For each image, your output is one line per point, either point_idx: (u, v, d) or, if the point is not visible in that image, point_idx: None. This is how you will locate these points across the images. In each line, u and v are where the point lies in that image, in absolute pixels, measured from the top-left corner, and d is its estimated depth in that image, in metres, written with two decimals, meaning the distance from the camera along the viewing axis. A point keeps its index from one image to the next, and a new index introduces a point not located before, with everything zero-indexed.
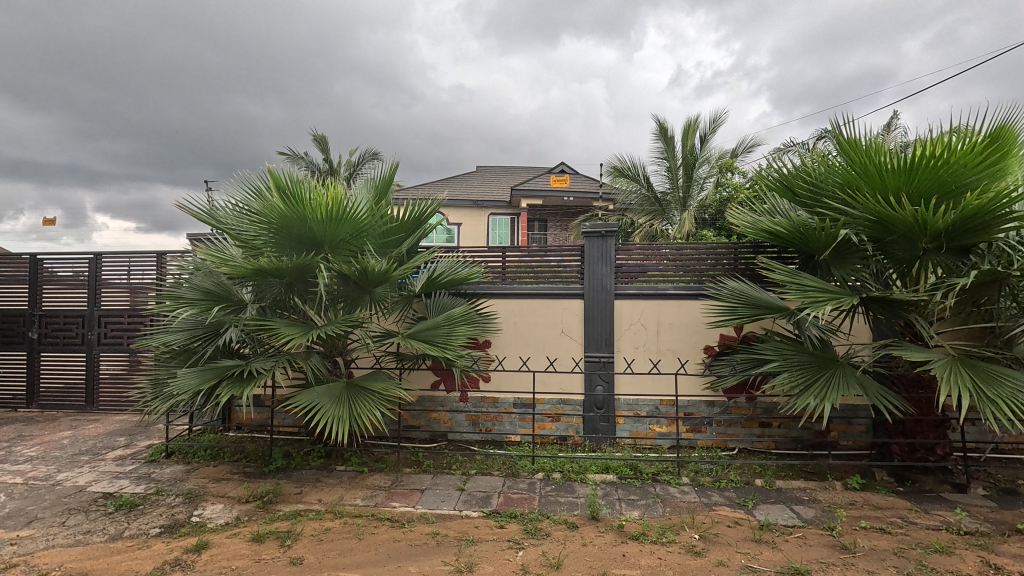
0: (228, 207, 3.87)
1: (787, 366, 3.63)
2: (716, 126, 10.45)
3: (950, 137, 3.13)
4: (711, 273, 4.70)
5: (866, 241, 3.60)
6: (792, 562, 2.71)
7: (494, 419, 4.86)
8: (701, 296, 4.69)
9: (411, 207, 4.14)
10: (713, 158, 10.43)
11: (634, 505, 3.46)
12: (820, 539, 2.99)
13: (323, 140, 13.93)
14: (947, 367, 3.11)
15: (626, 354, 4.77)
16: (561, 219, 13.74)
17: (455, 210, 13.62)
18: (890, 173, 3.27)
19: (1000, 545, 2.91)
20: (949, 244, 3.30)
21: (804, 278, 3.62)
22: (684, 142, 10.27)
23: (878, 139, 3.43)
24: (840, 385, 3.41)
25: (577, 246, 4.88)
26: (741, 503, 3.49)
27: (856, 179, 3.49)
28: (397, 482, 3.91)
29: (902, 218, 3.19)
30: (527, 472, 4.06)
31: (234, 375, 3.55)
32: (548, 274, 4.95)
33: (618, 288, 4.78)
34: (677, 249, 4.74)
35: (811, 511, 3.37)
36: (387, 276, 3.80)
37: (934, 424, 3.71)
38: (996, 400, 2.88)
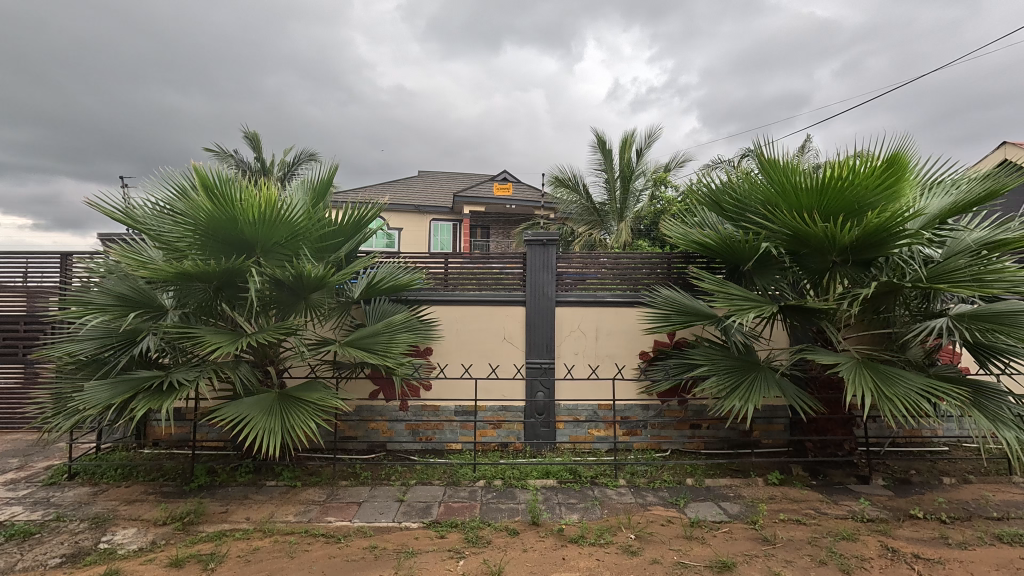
0: (148, 206, 3.61)
1: (715, 370, 3.86)
2: (652, 141, 10.99)
3: (855, 161, 3.47)
4: (646, 282, 4.91)
5: (784, 254, 3.91)
6: (719, 556, 2.86)
7: (434, 428, 4.80)
8: (636, 304, 4.88)
9: (349, 211, 4.03)
10: (650, 171, 11.01)
11: (573, 508, 3.53)
12: (744, 533, 3.18)
13: (255, 137, 13.22)
14: (852, 369, 3.43)
15: (566, 361, 4.87)
16: (503, 226, 13.88)
17: (396, 214, 13.35)
18: (804, 192, 3.57)
19: (896, 529, 3.22)
20: (854, 258, 3.65)
21: (730, 287, 3.87)
22: (621, 155, 10.71)
23: (794, 160, 3.74)
24: (761, 387, 3.67)
25: (519, 253, 4.94)
26: (673, 502, 3.64)
27: (775, 196, 3.78)
28: (333, 496, 3.76)
29: (815, 233, 3.49)
30: (468, 480, 4.03)
31: (152, 388, 3.29)
32: (490, 281, 4.97)
33: (558, 295, 4.89)
34: (615, 258, 4.92)
35: (736, 506, 3.58)
36: (325, 282, 3.67)
37: (842, 422, 4.06)
38: (893, 398, 3.20)
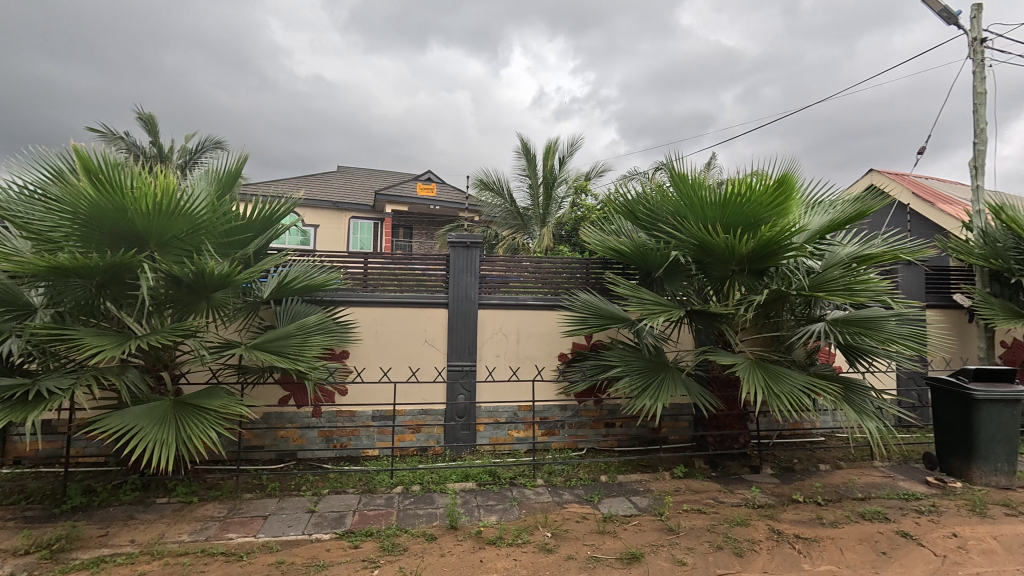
0: (14, 191, 3.16)
1: (628, 371, 4.06)
2: (573, 150, 11.38)
3: (751, 179, 3.83)
4: (566, 286, 5.06)
5: (690, 262, 4.21)
6: (629, 548, 3.01)
7: (350, 434, 4.61)
8: (556, 307, 5.02)
9: (260, 205, 3.78)
10: (572, 178, 11.42)
11: (491, 510, 3.55)
12: (652, 524, 3.37)
13: (151, 119, 12.00)
14: (747, 369, 3.77)
15: (487, 363, 4.89)
16: (426, 227, 13.68)
17: (312, 210, 12.70)
18: (708, 206, 3.89)
19: (781, 513, 3.57)
20: (750, 268, 4.02)
21: (643, 293, 4.10)
22: (544, 162, 10.98)
23: (700, 175, 4.05)
24: (669, 386, 3.92)
25: (442, 255, 4.90)
26: (588, 499, 3.78)
27: (683, 209, 4.08)
28: (235, 511, 3.49)
29: (717, 244, 3.80)
30: (385, 487, 3.92)
31: (15, 398, 2.87)
32: (412, 283, 4.88)
33: (481, 298, 4.90)
34: (537, 262, 5.03)
35: (645, 500, 3.78)
36: (230, 280, 3.40)
37: (738, 417, 4.44)
38: (780, 395, 3.55)
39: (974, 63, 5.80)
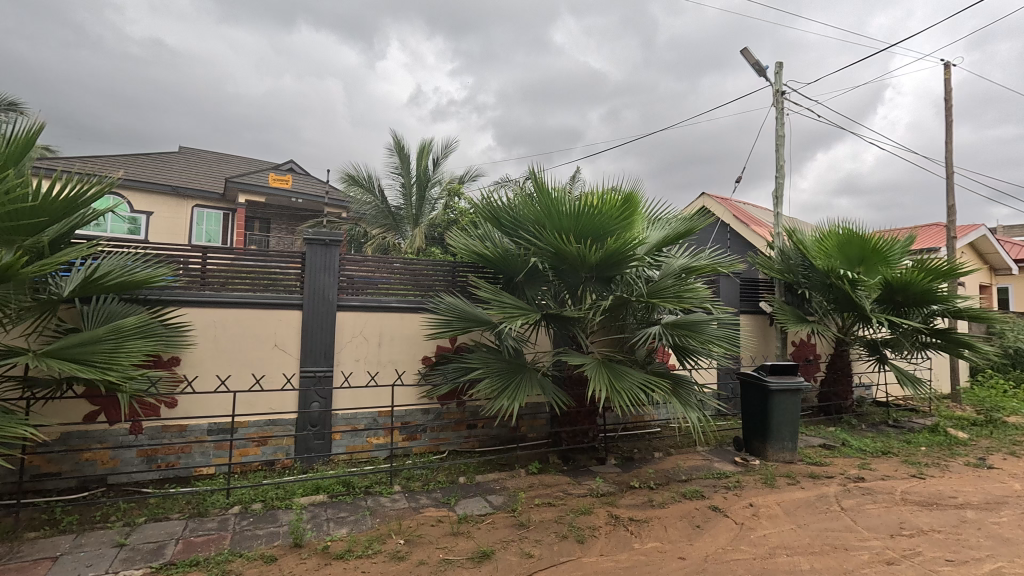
0: None
1: (489, 373, 4.17)
2: (448, 153, 11.39)
3: (602, 195, 4.20)
4: (433, 288, 5.04)
5: (548, 268, 4.48)
6: (480, 547, 3.08)
7: (179, 452, 4.07)
8: (421, 310, 4.97)
9: (60, 184, 3.13)
10: (446, 181, 11.44)
11: (342, 522, 3.39)
12: (504, 521, 3.49)
13: None
14: (594, 368, 4.11)
15: (345, 368, 4.66)
16: (287, 221, 12.64)
17: (144, 194, 11.00)
18: (564, 216, 4.18)
19: (619, 499, 3.94)
20: (599, 275, 4.39)
21: (504, 296, 4.25)
22: (418, 162, 10.84)
23: (558, 188, 4.35)
24: (526, 387, 4.10)
25: (298, 252, 4.57)
26: (444, 502, 3.79)
27: (542, 218, 4.33)
28: (12, 554, 2.86)
29: (571, 252, 4.10)
30: (219, 508, 3.52)
31: None
32: (263, 282, 4.46)
33: (340, 300, 4.66)
34: (407, 263, 4.94)
35: (500, 497, 3.90)
36: (12, 274, 2.76)
37: (587, 413, 4.80)
38: (620, 391, 3.92)
39: (777, 111, 7.03)
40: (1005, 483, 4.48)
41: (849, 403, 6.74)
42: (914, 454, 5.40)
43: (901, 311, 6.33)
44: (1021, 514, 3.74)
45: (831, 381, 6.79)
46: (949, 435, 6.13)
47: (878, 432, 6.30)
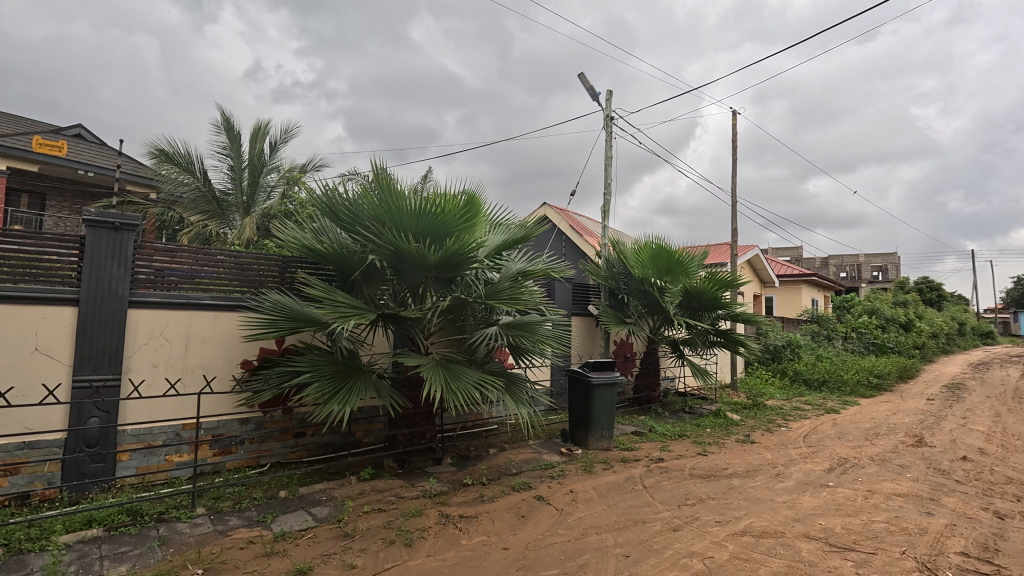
0: None
1: (318, 376, 3.88)
2: (287, 138, 10.45)
3: (444, 196, 4.27)
4: (260, 283, 4.54)
5: (387, 267, 4.36)
6: (297, 564, 2.85)
7: None
8: (240, 308, 4.45)
9: None
10: (283, 167, 10.47)
11: (122, 558, 2.86)
12: (328, 533, 3.28)
13: None
14: (431, 369, 4.10)
15: (137, 375, 3.95)
16: (70, 198, 10.36)
17: None
18: (405, 214, 4.14)
19: (452, 498, 3.99)
20: (439, 276, 4.43)
21: (337, 295, 4.02)
22: (251, 145, 9.77)
23: (400, 185, 4.29)
24: (360, 390, 3.92)
25: (75, 236, 3.75)
26: (259, 520, 3.43)
27: (382, 214, 4.22)
28: None
29: (411, 251, 4.06)
30: None
31: None
32: (22, 270, 3.56)
33: (133, 295, 3.93)
34: (233, 256, 4.39)
35: (325, 509, 3.67)
36: None
37: (425, 414, 4.78)
38: (456, 391, 3.98)
39: (606, 134, 7.83)
40: (761, 454, 5.59)
41: (657, 394, 7.77)
42: (701, 435, 6.43)
43: (696, 314, 7.50)
44: (768, 478, 4.69)
45: (643, 375, 7.76)
46: (726, 417, 7.44)
47: (677, 418, 7.38)
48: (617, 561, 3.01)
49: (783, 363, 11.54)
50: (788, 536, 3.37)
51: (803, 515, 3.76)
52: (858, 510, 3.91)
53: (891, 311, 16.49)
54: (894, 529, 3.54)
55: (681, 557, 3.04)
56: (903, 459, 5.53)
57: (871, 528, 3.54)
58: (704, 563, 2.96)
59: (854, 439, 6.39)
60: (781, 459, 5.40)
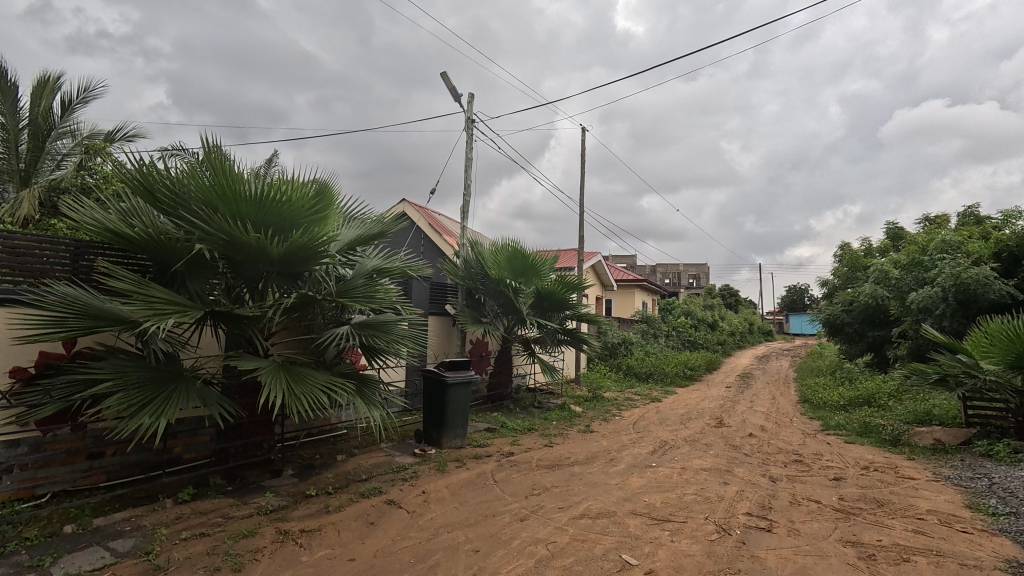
0: None
1: (123, 385, 3.26)
2: (88, 97, 8.65)
3: (290, 185, 3.92)
4: (45, 272, 3.66)
5: (218, 258, 3.85)
6: None
7: None
8: (10, 303, 3.54)
9: None
10: (80, 134, 8.63)
11: None
12: (132, 570, 2.78)
13: None
14: (269, 372, 3.72)
15: None
16: None
17: None
18: (243, 201, 3.71)
19: (292, 512, 3.67)
20: (283, 270, 4.06)
21: (152, 289, 3.43)
22: (33, 101, 7.91)
23: (238, 168, 3.84)
24: (180, 399, 3.40)
25: None
26: (32, 565, 2.77)
27: (214, 199, 3.72)
28: None
29: (249, 242, 3.65)
30: None
31: None
32: None
33: None
34: (5, 237, 3.50)
35: (129, 541, 3.10)
36: None
37: (263, 423, 4.33)
38: (299, 396, 3.67)
39: (467, 136, 7.93)
40: (598, 442, 6.15)
41: (509, 391, 8.09)
42: (548, 428, 6.85)
43: (546, 315, 7.98)
44: (604, 463, 5.18)
45: (497, 373, 8.03)
46: (571, 410, 8.04)
47: (527, 413, 7.76)
48: (467, 557, 3.05)
49: (619, 359, 12.87)
50: (619, 514, 3.75)
51: (631, 494, 4.22)
52: (674, 485, 4.52)
53: (702, 313, 19.42)
54: (700, 498, 4.16)
55: (527, 545, 3.19)
56: (707, 438, 6.53)
57: (684, 500, 4.12)
58: (547, 548, 3.15)
59: (672, 424, 7.38)
60: (615, 445, 6.00)
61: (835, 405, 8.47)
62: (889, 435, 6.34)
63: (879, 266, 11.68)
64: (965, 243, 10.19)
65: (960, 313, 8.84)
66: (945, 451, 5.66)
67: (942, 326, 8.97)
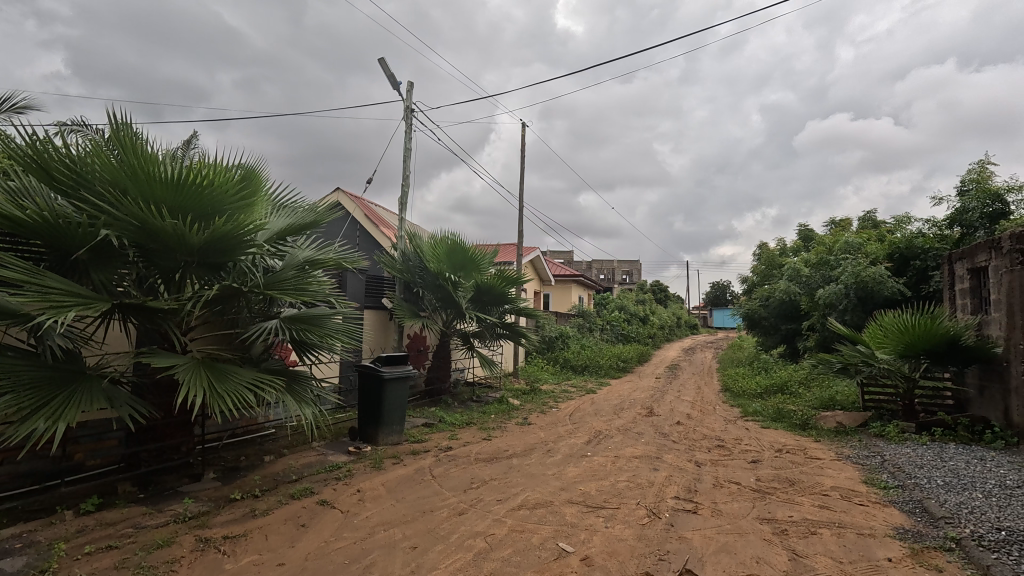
0: None
1: (14, 384, 2.90)
2: None
3: (211, 168, 3.65)
4: None
5: (128, 246, 3.51)
6: None
7: None
8: None
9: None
10: None
11: None
12: None
13: None
14: (188, 370, 3.44)
15: None
16: None
17: None
18: (158, 184, 3.41)
19: (213, 518, 3.44)
20: (203, 260, 3.77)
21: (49, 279, 3.07)
22: None
23: (151, 148, 3.52)
24: (83, 400, 3.08)
25: None
26: None
27: (123, 181, 3.39)
28: None
29: (163, 228, 3.35)
30: None
31: None
32: None
33: None
34: None
35: (19, 559, 2.77)
36: None
37: (180, 425, 4.02)
38: (223, 394, 3.44)
39: (406, 126, 7.74)
40: (536, 434, 6.25)
41: (447, 385, 8.02)
42: (486, 421, 6.87)
43: (485, 309, 7.98)
44: (541, 454, 5.27)
45: (435, 367, 7.93)
46: (509, 403, 8.10)
47: (465, 407, 7.74)
48: (404, 554, 2.99)
49: (556, 352, 13.12)
50: (556, 504, 3.83)
51: (568, 484, 4.32)
52: (608, 473, 4.68)
53: (634, 308, 20.19)
54: (632, 485, 4.34)
55: (466, 539, 3.18)
56: (639, 427, 6.81)
57: (617, 487, 4.28)
58: (486, 541, 3.16)
59: (606, 414, 7.63)
60: (552, 437, 6.12)
61: (753, 393, 9.12)
62: (799, 419, 6.91)
63: (792, 264, 12.65)
64: (864, 245, 11.26)
65: (859, 308, 9.77)
66: (845, 433, 6.25)
67: (844, 320, 9.89)
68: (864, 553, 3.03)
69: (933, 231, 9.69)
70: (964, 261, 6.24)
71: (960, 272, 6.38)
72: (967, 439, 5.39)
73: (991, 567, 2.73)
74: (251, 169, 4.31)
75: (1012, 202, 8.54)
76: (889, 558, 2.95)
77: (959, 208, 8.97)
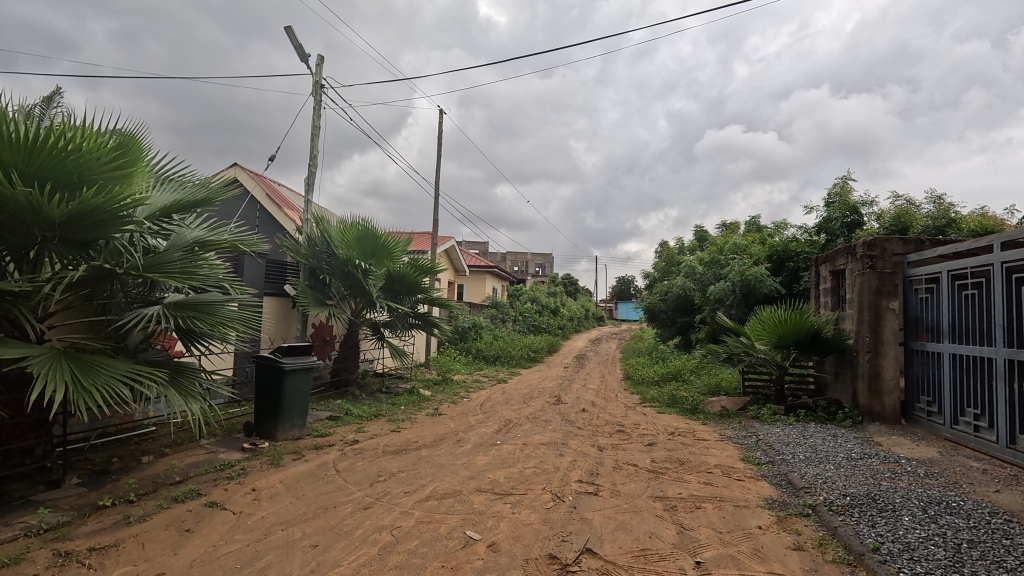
0: None
1: None
2: None
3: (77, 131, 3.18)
4: None
5: None
6: None
7: None
8: None
9: None
10: None
11: None
12: None
13: None
14: (46, 362, 2.99)
15: None
16: None
17: None
18: (7, 145, 2.91)
19: (76, 529, 3.04)
20: (66, 236, 3.29)
21: None
22: None
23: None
24: None
25: None
26: None
27: None
28: None
29: (13, 197, 2.87)
30: None
31: None
32: None
33: None
34: None
35: None
36: None
37: (33, 425, 3.52)
38: (90, 389, 3.04)
39: (314, 102, 7.28)
40: (446, 424, 6.23)
41: (354, 377, 7.72)
42: (395, 412, 6.73)
43: (397, 298, 7.77)
44: (452, 444, 5.27)
45: (342, 358, 7.60)
46: (419, 394, 7.99)
47: (373, 399, 7.52)
48: (304, 553, 2.85)
49: (468, 342, 13.16)
50: (464, 493, 3.85)
51: (476, 472, 4.37)
52: (516, 460, 4.79)
53: (545, 300, 20.77)
54: (539, 471, 4.48)
55: (371, 534, 3.10)
56: (547, 415, 7.04)
57: (524, 473, 4.39)
58: (391, 534, 3.10)
59: (516, 403, 7.80)
60: (462, 427, 6.13)
61: (651, 381, 9.79)
62: (689, 404, 7.53)
63: (688, 262, 13.71)
64: (748, 247, 12.49)
65: (743, 303, 10.85)
66: (727, 416, 6.93)
67: (730, 314, 10.94)
68: (740, 522, 3.39)
69: (804, 237, 10.97)
70: (827, 264, 7.14)
71: (823, 273, 7.29)
72: (824, 419, 6.20)
73: (838, 528, 3.18)
74: (128, 137, 3.83)
75: (865, 215, 9.91)
76: (760, 525, 3.33)
77: (825, 217, 10.23)
